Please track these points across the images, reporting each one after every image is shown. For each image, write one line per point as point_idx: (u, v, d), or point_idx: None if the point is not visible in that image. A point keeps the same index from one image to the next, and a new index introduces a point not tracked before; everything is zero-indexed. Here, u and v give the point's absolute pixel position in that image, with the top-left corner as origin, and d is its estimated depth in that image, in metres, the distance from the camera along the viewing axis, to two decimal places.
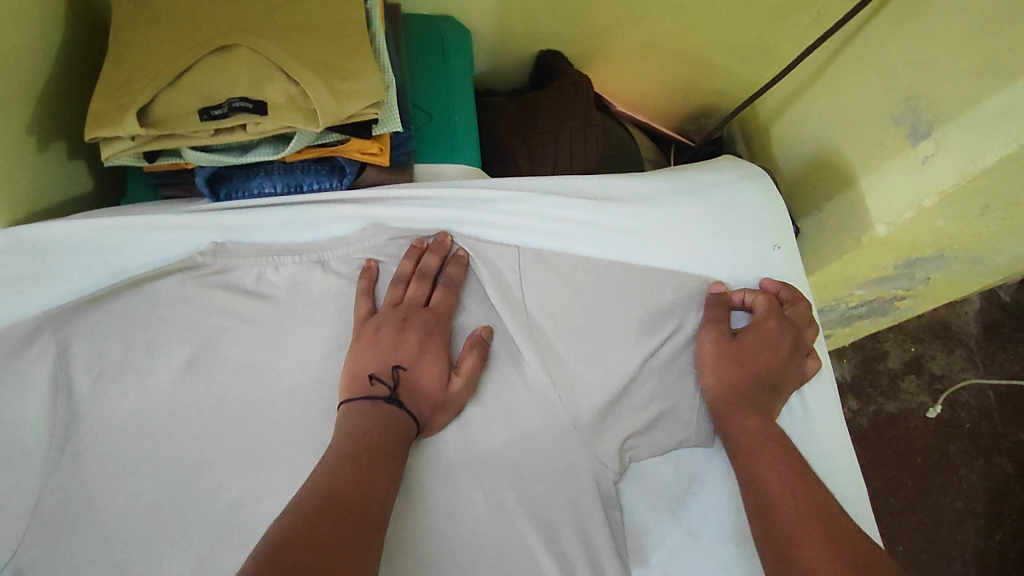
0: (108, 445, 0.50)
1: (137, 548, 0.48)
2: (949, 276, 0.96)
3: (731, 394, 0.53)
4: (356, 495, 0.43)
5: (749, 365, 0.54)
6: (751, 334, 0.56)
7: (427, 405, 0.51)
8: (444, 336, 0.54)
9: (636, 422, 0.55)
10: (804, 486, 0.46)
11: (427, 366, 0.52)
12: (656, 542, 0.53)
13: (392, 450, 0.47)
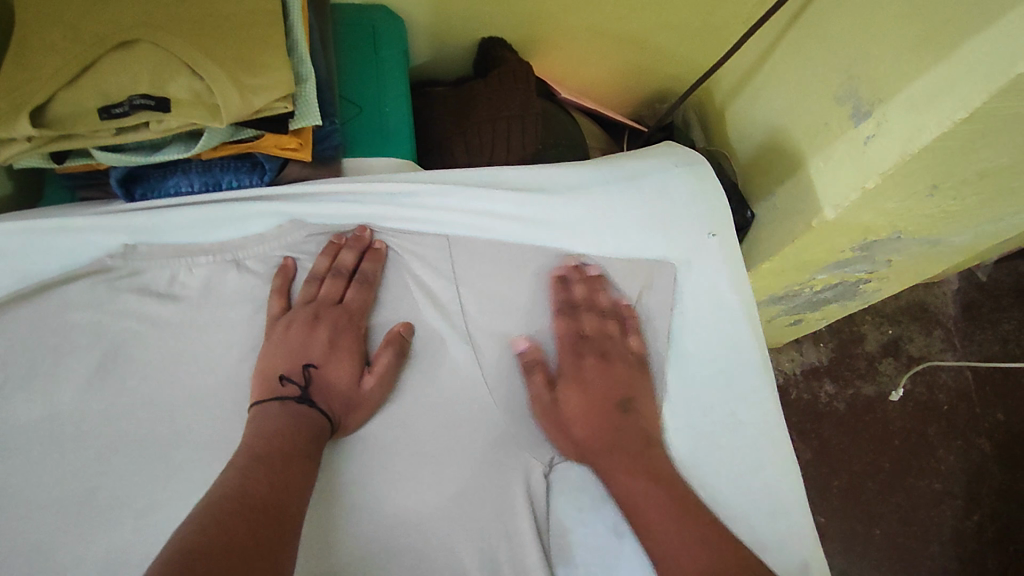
0: (15, 453, 0.50)
1: (42, 555, 0.48)
2: (912, 258, 0.95)
3: (596, 436, 0.52)
4: (272, 496, 0.42)
5: (577, 420, 0.53)
6: (588, 377, 0.54)
7: (341, 405, 0.51)
8: (358, 332, 0.54)
9: None
10: (705, 535, 0.46)
11: (340, 364, 0.52)
12: (581, 539, 0.52)
13: (307, 447, 0.46)
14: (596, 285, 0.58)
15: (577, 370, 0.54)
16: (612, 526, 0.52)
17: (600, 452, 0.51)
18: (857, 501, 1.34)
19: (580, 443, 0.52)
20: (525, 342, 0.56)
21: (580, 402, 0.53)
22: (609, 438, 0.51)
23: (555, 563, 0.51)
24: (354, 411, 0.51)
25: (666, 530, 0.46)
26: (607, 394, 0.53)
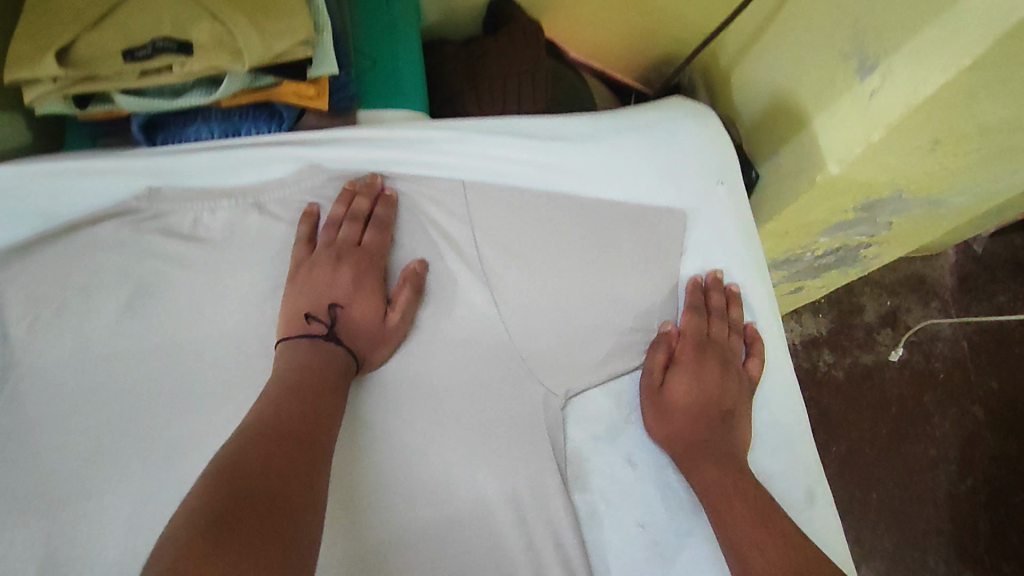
0: (48, 386, 0.51)
1: (77, 480, 0.50)
2: (912, 219, 0.97)
3: (694, 426, 0.53)
4: (303, 424, 0.45)
5: (682, 406, 0.54)
6: (703, 375, 0.56)
7: (365, 342, 0.54)
8: (378, 273, 0.56)
9: (579, 356, 0.56)
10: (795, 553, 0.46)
11: (363, 303, 0.55)
12: (595, 467, 0.54)
13: (336, 383, 0.50)
14: (731, 301, 0.60)
15: (695, 363, 0.56)
16: (625, 455, 0.54)
17: (693, 449, 0.52)
18: (854, 466, 1.37)
19: (678, 432, 0.54)
20: (671, 327, 0.58)
21: (690, 395, 0.55)
22: (708, 434, 0.53)
23: (572, 488, 0.53)
24: (378, 347, 0.55)
25: (746, 523, 0.48)
26: (716, 398, 0.55)
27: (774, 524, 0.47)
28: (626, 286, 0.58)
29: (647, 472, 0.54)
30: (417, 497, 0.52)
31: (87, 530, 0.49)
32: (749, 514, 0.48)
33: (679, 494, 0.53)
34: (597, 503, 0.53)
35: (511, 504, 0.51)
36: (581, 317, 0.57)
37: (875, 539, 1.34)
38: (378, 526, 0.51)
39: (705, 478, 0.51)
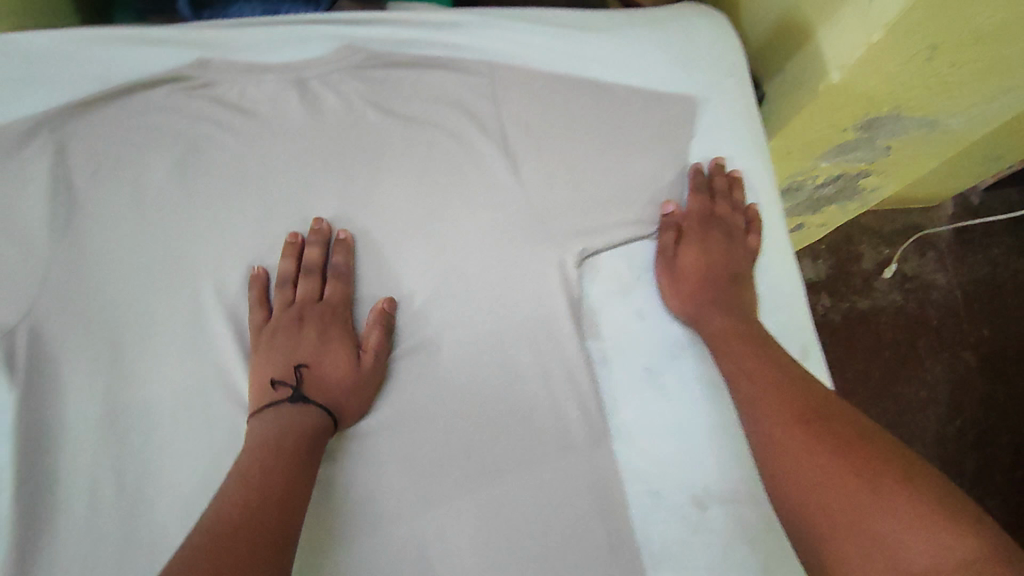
0: (107, 230, 0.56)
1: (133, 311, 0.55)
2: (911, 145, 1.01)
3: (701, 286, 0.59)
4: (274, 492, 0.45)
5: (689, 272, 0.60)
6: (707, 246, 0.61)
7: (336, 396, 0.53)
8: (345, 324, 0.57)
9: (598, 224, 0.60)
10: (798, 396, 0.50)
11: (331, 358, 0.55)
12: (608, 319, 0.59)
13: (292, 449, 0.48)
14: (735, 185, 0.65)
15: (702, 236, 0.61)
16: (636, 310, 0.59)
17: (699, 305, 0.58)
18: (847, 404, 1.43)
19: (684, 291, 0.59)
20: (674, 208, 0.62)
21: (694, 264, 0.60)
22: (712, 294, 0.58)
23: (586, 336, 0.58)
24: (354, 404, 0.54)
25: (742, 362, 0.54)
26: (719, 265, 0.61)
27: (776, 368, 0.52)
28: (639, 161, 0.62)
29: (655, 323, 0.59)
30: (438, 337, 0.57)
31: (150, 352, 0.54)
32: (743, 367, 0.53)
33: (685, 344, 0.58)
34: (609, 352, 0.58)
35: (530, 349, 0.57)
36: (598, 189, 0.61)
37: None
38: (402, 361, 0.57)
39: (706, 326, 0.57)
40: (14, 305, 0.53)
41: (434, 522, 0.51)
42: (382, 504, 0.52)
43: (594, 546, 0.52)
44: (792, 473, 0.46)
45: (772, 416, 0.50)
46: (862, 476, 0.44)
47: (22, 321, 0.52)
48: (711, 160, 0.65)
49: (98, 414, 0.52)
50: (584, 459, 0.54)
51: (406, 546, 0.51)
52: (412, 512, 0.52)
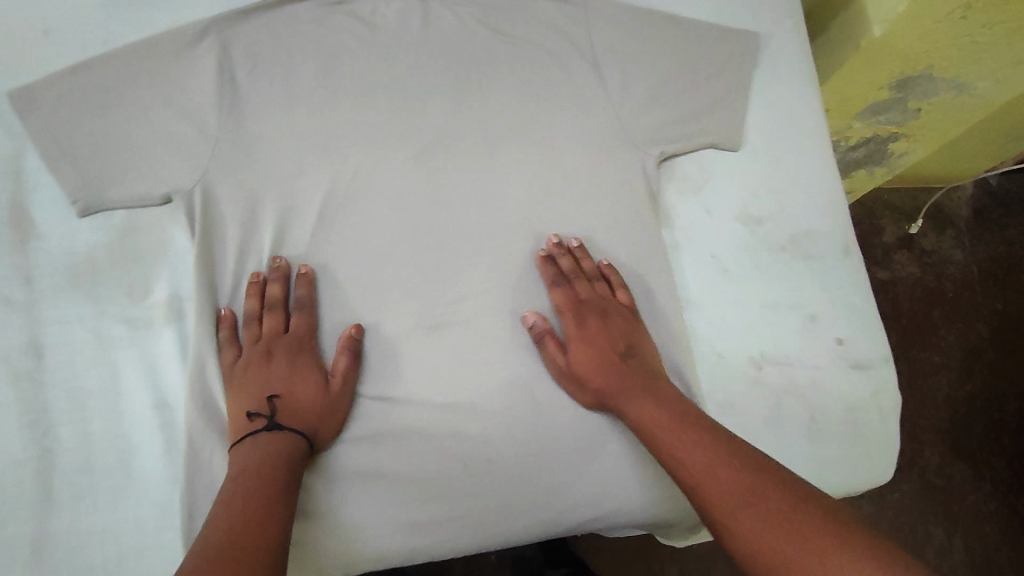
0: (261, 117, 0.65)
1: (279, 184, 0.63)
2: (941, 109, 1.11)
3: (610, 373, 0.57)
4: (263, 509, 0.47)
5: (589, 370, 0.58)
6: (588, 338, 0.59)
7: (308, 421, 0.55)
8: (312, 350, 0.58)
9: (677, 136, 0.69)
10: (704, 459, 0.49)
11: (301, 386, 0.56)
12: (680, 213, 0.68)
13: (272, 471, 0.50)
14: (581, 255, 0.63)
15: (578, 324, 0.60)
16: (706, 206, 0.69)
17: (621, 392, 0.56)
18: None
19: (596, 389, 0.58)
20: (534, 318, 0.61)
21: (590, 360, 0.58)
22: (616, 378, 0.57)
23: (664, 223, 0.68)
24: (325, 427, 0.56)
25: (672, 436, 0.52)
26: (611, 346, 0.59)
27: (678, 434, 0.51)
28: (713, 84, 0.71)
29: (721, 219, 0.68)
30: (533, 219, 0.65)
31: (295, 220, 0.63)
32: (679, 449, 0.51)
33: (744, 236, 0.68)
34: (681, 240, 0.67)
35: (621, 232, 0.66)
36: (678, 104, 0.69)
37: None
38: (508, 234, 0.64)
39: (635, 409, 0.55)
40: (190, 173, 0.62)
41: (539, 364, 0.61)
42: (493, 356, 0.60)
43: None
44: (743, 531, 0.44)
45: (706, 482, 0.48)
46: (809, 518, 0.43)
47: (197, 184, 0.62)
48: (540, 241, 0.64)
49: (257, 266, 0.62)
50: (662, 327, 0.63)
51: (517, 381, 0.60)
52: (520, 363, 0.60)
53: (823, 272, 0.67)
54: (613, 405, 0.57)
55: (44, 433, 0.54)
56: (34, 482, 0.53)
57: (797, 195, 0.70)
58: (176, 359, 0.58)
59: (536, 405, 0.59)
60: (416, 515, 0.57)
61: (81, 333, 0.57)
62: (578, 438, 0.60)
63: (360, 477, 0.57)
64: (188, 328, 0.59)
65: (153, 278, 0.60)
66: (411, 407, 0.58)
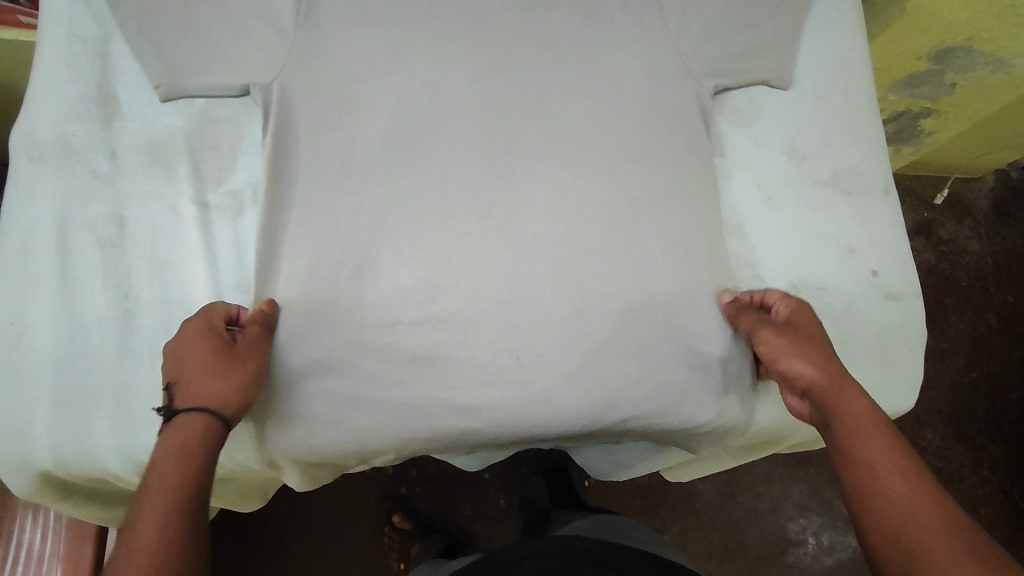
0: (335, 21, 0.64)
1: (349, 87, 0.64)
2: (975, 85, 1.13)
3: (826, 365, 0.56)
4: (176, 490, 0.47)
5: (804, 347, 0.58)
6: (808, 325, 0.60)
7: (199, 391, 0.51)
8: (213, 323, 0.56)
9: (734, 72, 0.71)
10: (918, 488, 0.48)
11: (188, 358, 0.53)
12: (729, 146, 0.71)
13: (177, 476, 0.47)
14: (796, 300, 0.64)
15: (798, 315, 0.61)
16: (754, 139, 0.71)
17: (829, 382, 0.55)
18: None
19: (810, 363, 0.56)
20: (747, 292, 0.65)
21: (821, 349, 0.58)
22: (834, 372, 0.56)
23: (715, 152, 0.70)
24: (223, 390, 0.52)
25: (880, 455, 0.50)
26: (824, 345, 0.58)
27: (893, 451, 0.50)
28: (776, 23, 0.71)
29: (768, 152, 0.71)
30: (591, 138, 0.67)
31: (364, 122, 0.64)
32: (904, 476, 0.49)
33: (787, 171, 0.71)
34: (728, 168, 0.70)
35: (677, 159, 0.68)
36: (740, 40, 0.70)
37: None
38: (567, 150, 0.67)
39: (846, 412, 0.53)
40: (267, 70, 0.63)
41: (591, 272, 0.64)
42: (547, 261, 0.63)
43: (710, 310, 0.65)
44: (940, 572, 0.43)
45: (912, 508, 0.47)
46: None
47: (274, 81, 0.63)
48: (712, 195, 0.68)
49: (326, 161, 0.62)
50: (710, 246, 0.66)
51: (568, 286, 0.63)
52: (575, 270, 0.63)
53: (862, 208, 0.70)
54: (823, 394, 0.55)
55: (126, 297, 0.58)
56: (116, 341, 0.56)
57: (844, 139, 0.72)
58: (246, 245, 0.61)
59: (586, 311, 0.62)
60: (467, 399, 0.60)
61: (160, 209, 0.60)
62: (624, 342, 0.62)
63: (418, 360, 0.60)
64: (258, 213, 0.62)
65: (229, 164, 0.63)
66: (467, 303, 0.61)
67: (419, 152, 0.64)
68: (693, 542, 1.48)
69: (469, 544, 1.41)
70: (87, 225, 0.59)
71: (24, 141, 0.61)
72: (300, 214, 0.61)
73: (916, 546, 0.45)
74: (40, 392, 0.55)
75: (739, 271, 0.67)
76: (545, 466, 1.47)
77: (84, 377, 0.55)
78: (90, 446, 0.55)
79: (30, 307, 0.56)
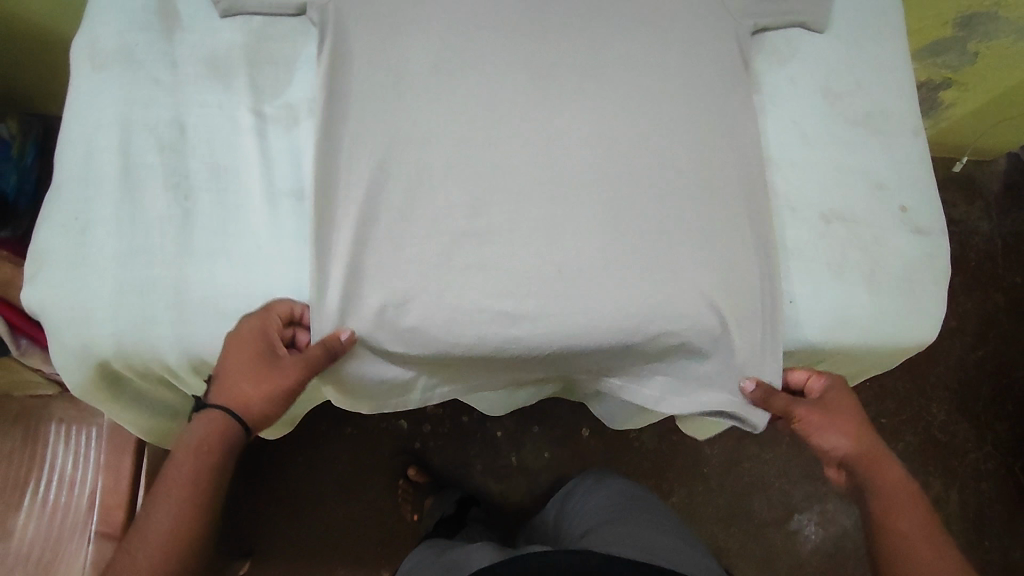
0: None
1: (401, 11, 0.65)
2: (997, 55, 1.15)
3: (857, 452, 0.70)
4: (185, 482, 0.57)
5: (845, 440, 0.70)
6: (840, 415, 0.70)
7: (235, 398, 0.58)
8: (268, 338, 0.57)
9: (773, 12, 0.72)
10: (914, 518, 0.67)
11: (234, 368, 0.57)
12: (765, 85, 0.73)
13: (189, 472, 0.57)
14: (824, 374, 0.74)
15: (833, 405, 0.71)
16: (789, 79, 0.73)
17: (862, 464, 0.70)
18: None
19: (849, 459, 0.70)
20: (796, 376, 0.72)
21: (854, 433, 0.70)
22: (870, 459, 0.70)
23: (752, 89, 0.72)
24: (254, 403, 0.59)
25: (894, 506, 0.68)
26: (863, 435, 0.70)
27: (900, 493, 0.69)
28: None
29: (803, 91, 0.73)
30: (632, 69, 0.69)
31: (415, 43, 0.65)
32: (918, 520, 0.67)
33: (821, 110, 0.73)
34: (763, 105, 0.72)
35: (716, 93, 0.70)
36: None
37: (893, 385, 1.58)
38: (609, 79, 0.68)
39: (881, 484, 0.69)
40: None
41: (630, 198, 0.66)
42: (586, 186, 0.66)
43: (744, 237, 0.67)
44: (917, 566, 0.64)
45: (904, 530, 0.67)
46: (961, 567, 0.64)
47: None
48: (750, 125, 0.70)
49: (379, 77, 0.64)
50: (745, 178, 0.68)
51: (606, 209, 0.66)
52: (614, 195, 0.66)
53: (893, 148, 0.72)
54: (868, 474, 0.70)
55: (186, 198, 0.60)
56: (176, 239, 0.58)
57: (875, 82, 0.74)
58: (299, 155, 0.63)
59: (624, 233, 0.65)
60: (510, 308, 0.62)
61: (219, 118, 0.62)
62: (659, 263, 0.65)
63: (464, 272, 0.62)
64: (312, 125, 0.63)
65: (284, 78, 0.65)
66: (511, 220, 0.64)
67: (467, 76, 0.66)
68: (699, 507, 1.51)
69: (480, 498, 1.45)
70: (148, 129, 0.60)
71: (88, 48, 0.62)
72: (352, 128, 0.63)
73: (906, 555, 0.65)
74: (103, 282, 0.57)
75: (772, 202, 0.69)
76: (556, 427, 1.51)
77: (145, 271, 0.57)
78: (151, 336, 0.57)
79: (94, 203, 0.58)
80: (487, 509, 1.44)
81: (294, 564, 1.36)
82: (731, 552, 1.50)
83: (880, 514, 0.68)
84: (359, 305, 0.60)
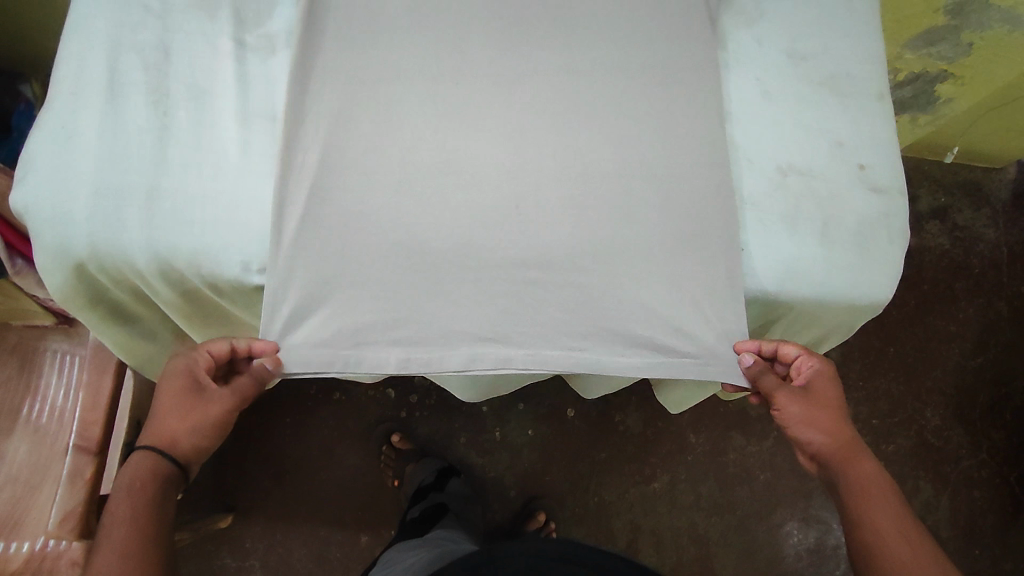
0: None
1: None
2: (993, 44, 1.14)
3: (833, 441, 0.67)
4: (127, 513, 0.58)
5: (822, 428, 0.68)
6: (821, 404, 0.68)
7: (167, 436, 0.64)
8: (191, 375, 0.64)
9: None
10: (895, 512, 0.62)
11: (168, 404, 0.64)
12: (730, 42, 0.75)
13: (126, 508, 0.59)
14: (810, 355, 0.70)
15: (811, 391, 0.68)
16: (756, 38, 0.75)
17: (839, 452, 0.67)
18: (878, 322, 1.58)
19: (825, 445, 0.67)
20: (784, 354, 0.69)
21: (829, 419, 0.68)
22: (846, 448, 0.67)
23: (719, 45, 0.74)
24: (188, 436, 0.64)
25: (874, 500, 0.63)
26: (837, 425, 0.68)
27: (885, 490, 0.64)
28: None
29: (768, 50, 0.75)
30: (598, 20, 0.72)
31: None
32: (895, 515, 0.62)
33: (785, 70, 0.74)
34: (729, 60, 0.74)
35: (680, 46, 0.72)
36: None
37: (887, 385, 1.54)
38: (576, 29, 0.72)
39: (859, 475, 0.65)
40: None
41: (588, 140, 0.68)
42: (548, 127, 0.68)
43: (701, 183, 0.68)
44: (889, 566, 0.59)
45: (879, 524, 0.61)
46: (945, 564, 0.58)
47: None
48: (715, 75, 0.72)
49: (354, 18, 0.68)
50: (707, 126, 0.70)
51: (563, 150, 0.68)
52: (573, 136, 0.68)
53: (854, 108, 0.74)
54: (842, 463, 0.66)
55: (165, 115, 0.64)
56: (152, 150, 0.63)
57: (843, 47, 0.76)
58: (273, 83, 0.67)
59: (583, 174, 0.67)
60: (459, 238, 0.64)
61: (202, 44, 0.67)
62: (614, 200, 0.67)
63: (422, 196, 0.65)
64: (287, 54, 0.67)
65: (267, 12, 0.69)
66: (471, 154, 0.66)
67: (438, 21, 0.69)
68: (683, 495, 1.46)
69: (461, 471, 1.44)
70: (136, 50, 0.65)
71: None
72: (323, 61, 0.67)
73: (878, 551, 0.60)
74: (83, 185, 0.61)
75: (731, 152, 0.71)
76: (542, 406, 1.49)
77: (120, 178, 0.62)
78: (122, 240, 0.61)
79: (81, 114, 0.63)
80: (469, 482, 1.43)
81: (278, 521, 1.35)
82: (713, 545, 1.44)
83: (853, 508, 0.63)
84: (319, 222, 0.63)
